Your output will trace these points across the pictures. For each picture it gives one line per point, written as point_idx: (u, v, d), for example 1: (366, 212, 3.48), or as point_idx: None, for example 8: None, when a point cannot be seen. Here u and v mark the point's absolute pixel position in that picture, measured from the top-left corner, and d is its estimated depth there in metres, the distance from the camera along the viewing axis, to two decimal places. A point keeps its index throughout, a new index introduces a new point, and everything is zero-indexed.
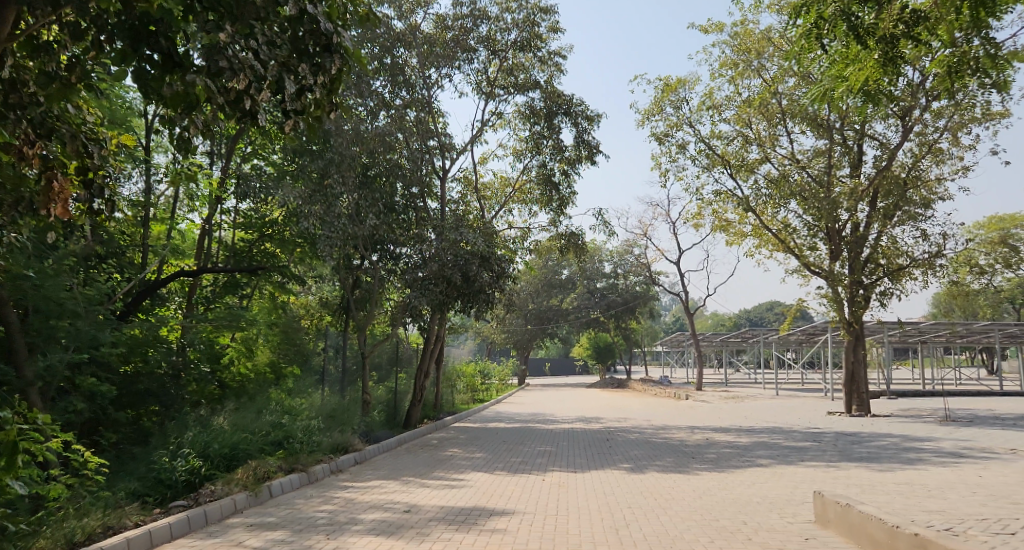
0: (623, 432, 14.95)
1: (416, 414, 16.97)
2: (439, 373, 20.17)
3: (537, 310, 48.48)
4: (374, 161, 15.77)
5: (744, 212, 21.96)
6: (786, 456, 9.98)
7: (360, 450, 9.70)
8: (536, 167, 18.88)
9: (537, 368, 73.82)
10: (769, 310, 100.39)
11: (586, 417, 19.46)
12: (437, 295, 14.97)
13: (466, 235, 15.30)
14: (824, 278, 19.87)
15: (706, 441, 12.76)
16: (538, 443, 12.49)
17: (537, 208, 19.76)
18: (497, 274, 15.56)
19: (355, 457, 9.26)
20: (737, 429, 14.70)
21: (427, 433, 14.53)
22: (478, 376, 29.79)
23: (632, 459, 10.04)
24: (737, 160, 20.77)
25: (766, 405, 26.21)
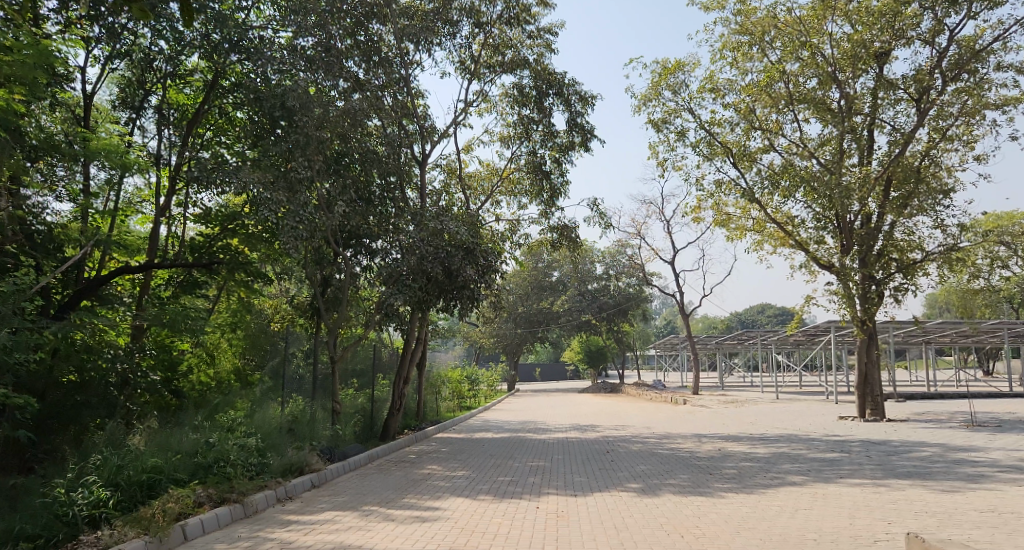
0: (624, 443, 13.48)
1: (395, 424, 15.33)
2: (422, 379, 18.65)
3: (526, 314, 47.07)
4: (347, 148, 14.22)
5: (747, 205, 20.66)
6: (819, 471, 8.56)
7: (318, 470, 8.19)
8: (526, 154, 17.52)
9: (528, 373, 72.33)
10: (762, 313, 99.45)
11: (581, 425, 18.01)
12: (416, 292, 13.42)
13: (448, 225, 13.77)
14: (834, 274, 18.53)
15: (719, 452, 11.34)
16: (529, 457, 11.02)
17: (527, 200, 18.35)
18: (482, 269, 14.06)
19: (310, 480, 7.75)
20: (749, 438, 13.29)
21: (404, 447, 13.01)
22: (466, 382, 28.32)
23: (640, 477, 8.58)
24: (739, 149, 19.49)
25: (768, 410, 24.83)
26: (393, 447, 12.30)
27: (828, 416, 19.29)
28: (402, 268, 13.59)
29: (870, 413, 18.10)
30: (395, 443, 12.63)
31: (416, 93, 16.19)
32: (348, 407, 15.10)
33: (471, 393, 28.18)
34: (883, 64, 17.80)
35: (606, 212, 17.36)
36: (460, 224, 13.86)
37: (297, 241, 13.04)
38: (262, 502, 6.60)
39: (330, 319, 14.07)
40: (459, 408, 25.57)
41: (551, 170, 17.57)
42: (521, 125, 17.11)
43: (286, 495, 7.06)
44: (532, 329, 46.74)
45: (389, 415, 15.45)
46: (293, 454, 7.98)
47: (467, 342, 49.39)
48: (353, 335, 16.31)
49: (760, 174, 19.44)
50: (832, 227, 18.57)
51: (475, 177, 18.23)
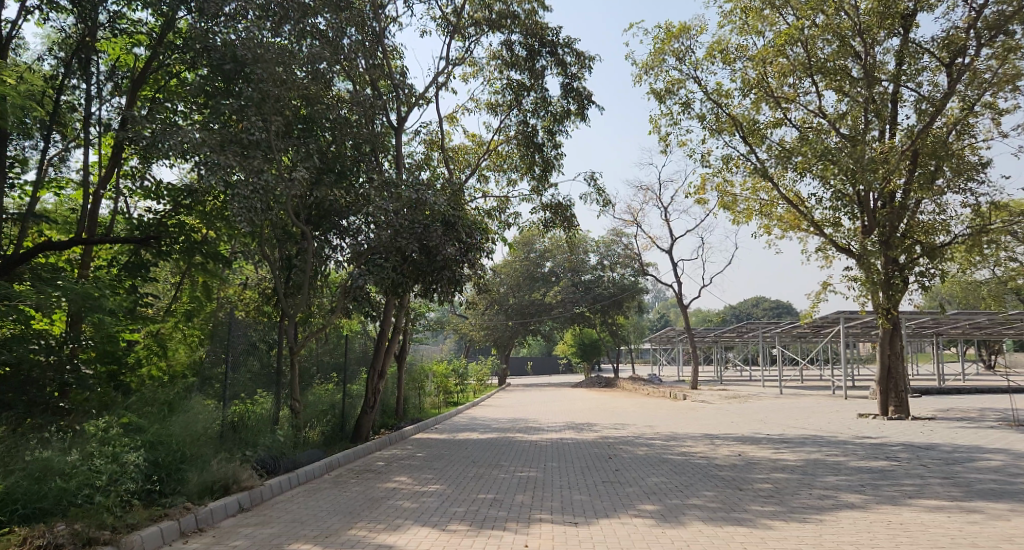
0: (626, 445, 11.85)
1: (369, 425, 13.61)
2: (401, 372, 16.96)
3: (518, 305, 44.92)
4: (312, 111, 12.42)
5: (757, 184, 19.01)
6: (875, 486, 6.93)
7: (250, 488, 6.50)
8: (516, 125, 15.93)
9: (519, 368, 70.84)
10: (756, 306, 98.40)
11: (576, 424, 16.37)
12: (388, 273, 11.74)
13: (426, 194, 12.01)
14: (854, 258, 16.91)
15: (737, 459, 9.70)
16: (517, 465, 9.36)
17: (517, 176, 16.71)
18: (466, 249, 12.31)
19: (236, 503, 6.06)
20: (767, 440, 11.69)
21: (373, 452, 11.28)
22: (453, 376, 26.67)
23: (654, 493, 6.93)
24: (749, 123, 17.84)
25: (774, 406, 23.26)
26: (362, 453, 10.66)
27: (845, 413, 17.73)
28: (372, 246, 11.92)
29: (894, 410, 16.50)
30: (364, 446, 11.00)
31: (393, 53, 14.47)
32: (314, 404, 13.39)
33: (457, 387, 26.52)
34: (908, 28, 16.26)
35: (604, 188, 15.70)
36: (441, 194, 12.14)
37: (253, 220, 11.26)
38: (156, 539, 4.90)
39: (292, 307, 12.29)
40: (445, 404, 23.91)
41: (544, 142, 15.95)
42: (511, 91, 15.40)
43: (196, 525, 5.37)
44: (524, 321, 45.01)
45: (363, 413, 13.74)
46: (216, 467, 6.28)
47: (456, 335, 47.49)
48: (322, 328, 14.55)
49: (771, 149, 17.79)
50: (851, 207, 16.96)
51: (459, 150, 16.48)
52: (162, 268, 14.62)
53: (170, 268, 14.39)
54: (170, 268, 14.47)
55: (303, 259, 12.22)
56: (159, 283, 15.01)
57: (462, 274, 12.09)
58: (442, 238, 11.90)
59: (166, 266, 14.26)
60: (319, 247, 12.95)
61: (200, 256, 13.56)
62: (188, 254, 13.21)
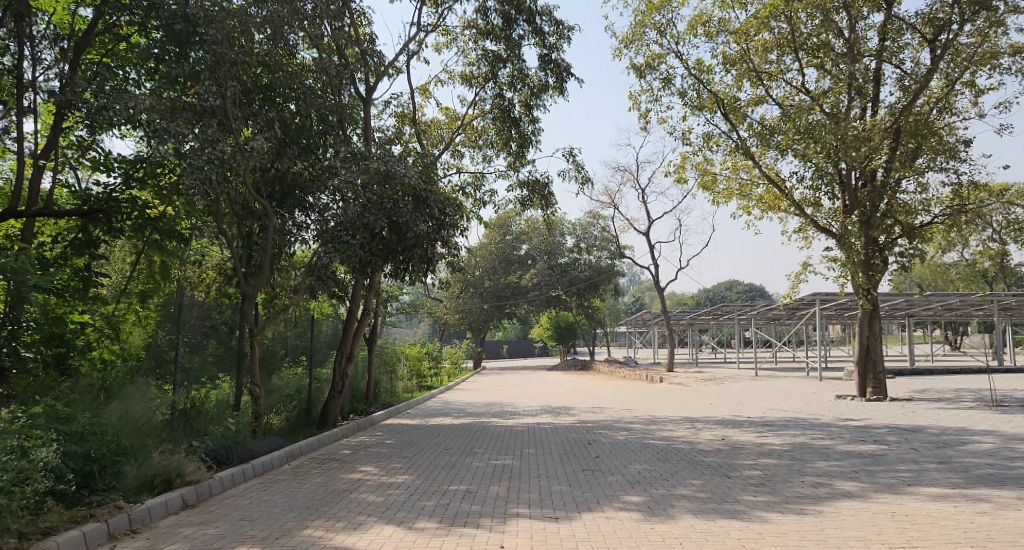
0: (605, 430, 11.41)
1: (336, 410, 13.03)
2: (371, 356, 16.38)
3: (493, 288, 44.57)
4: (273, 78, 11.72)
5: (737, 162, 18.63)
6: (870, 473, 6.52)
7: (196, 484, 5.93)
8: (492, 98, 15.34)
9: (495, 351, 70.50)
10: (731, 289, 98.93)
11: (553, 408, 15.93)
12: (354, 251, 11.11)
13: (397, 167, 11.38)
14: (834, 237, 16.61)
15: (721, 444, 9.30)
16: (492, 453, 8.88)
17: (493, 151, 16.15)
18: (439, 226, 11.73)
19: (177, 501, 5.50)
20: (750, 424, 11.33)
21: (339, 439, 10.74)
22: (427, 360, 26.15)
23: (637, 483, 6.48)
24: (730, 101, 17.43)
25: (752, 388, 23.08)
26: (327, 440, 10.13)
27: (824, 395, 17.51)
28: (338, 222, 11.30)
29: (872, 392, 16.26)
30: (330, 433, 10.45)
31: (361, 20, 13.75)
32: (278, 387, 12.76)
33: (432, 371, 26.01)
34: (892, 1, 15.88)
35: (582, 164, 15.18)
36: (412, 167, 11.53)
37: (208, 194, 10.61)
38: (81, 545, 4.35)
39: (254, 287, 11.60)
40: (419, 388, 23.41)
41: (520, 116, 15.37)
42: (486, 63, 14.78)
43: (130, 526, 4.84)
44: (499, 304, 44.55)
45: (329, 397, 13.14)
46: (158, 460, 5.73)
47: (431, 319, 46.90)
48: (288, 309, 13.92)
49: (751, 127, 17.39)
50: (832, 186, 16.65)
51: (432, 125, 15.86)
52: (115, 244, 13.93)
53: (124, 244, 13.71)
54: (124, 244, 13.80)
55: (262, 240, 11.49)
56: (115, 262, 14.32)
57: (435, 252, 11.50)
58: (413, 214, 11.30)
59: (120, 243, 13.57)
60: (283, 225, 12.26)
61: (155, 232, 12.89)
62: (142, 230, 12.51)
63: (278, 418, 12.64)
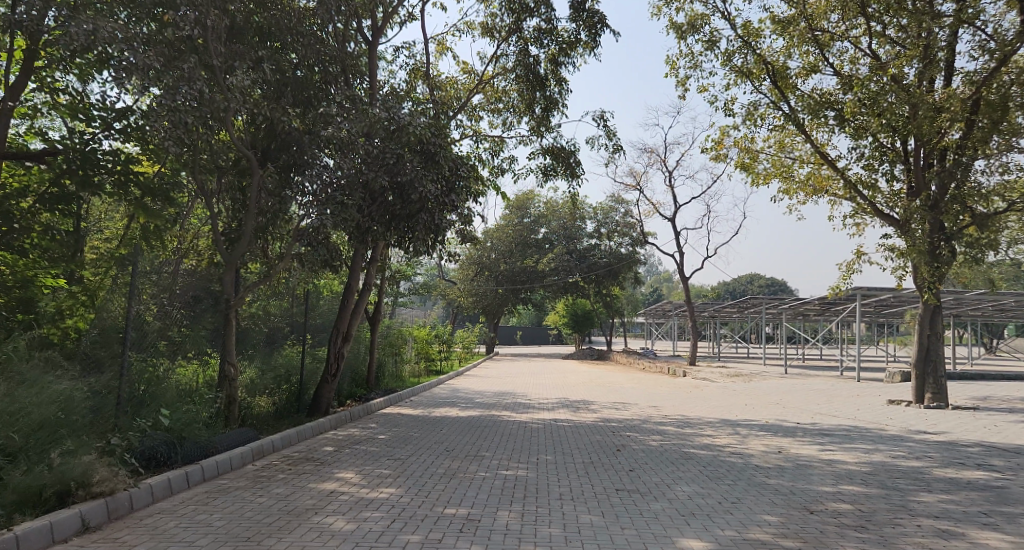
0: (635, 433, 9.84)
1: (328, 396, 11.49)
2: (374, 337, 14.84)
3: (509, 272, 42.84)
4: (267, 14, 10.01)
5: (785, 139, 16.86)
6: (1005, 515, 4.90)
7: (99, 501, 4.53)
8: (517, 53, 13.70)
9: (508, 338, 68.99)
10: (751, 284, 96.75)
11: (570, 402, 14.35)
12: (351, 214, 9.50)
13: (402, 116, 9.73)
14: (895, 224, 14.84)
15: (779, 457, 7.70)
16: (503, 459, 7.34)
17: (516, 115, 14.51)
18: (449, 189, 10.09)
19: (61, 526, 4.12)
20: (803, 434, 9.69)
21: (325, 431, 9.22)
22: (437, 344, 24.64)
23: (692, 517, 4.93)
24: (780, 71, 15.82)
25: (784, 387, 21.41)
26: (308, 435, 8.63)
27: (872, 400, 15.77)
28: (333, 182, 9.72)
29: (930, 398, 14.61)
30: (313, 426, 8.96)
31: None
32: (265, 369, 11.20)
33: (441, 355, 24.50)
34: None
35: (614, 131, 13.49)
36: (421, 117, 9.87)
37: (182, 141, 9.02)
38: None
39: (237, 253, 10.04)
40: (427, 373, 21.92)
41: (547, 75, 13.73)
42: (511, 13, 13.13)
43: None
44: (515, 289, 42.91)
45: (321, 382, 11.60)
46: (52, 465, 4.41)
47: (444, 301, 45.38)
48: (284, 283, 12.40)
49: (803, 99, 15.64)
50: (894, 167, 14.85)
51: (448, 83, 14.22)
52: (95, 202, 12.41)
53: (105, 202, 12.19)
54: (105, 201, 12.27)
55: (245, 201, 9.86)
56: (95, 221, 12.80)
57: (444, 221, 9.87)
58: (420, 173, 9.70)
59: (99, 199, 12.03)
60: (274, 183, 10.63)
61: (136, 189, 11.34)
62: (121, 187, 10.93)
63: (267, 404, 11.11)
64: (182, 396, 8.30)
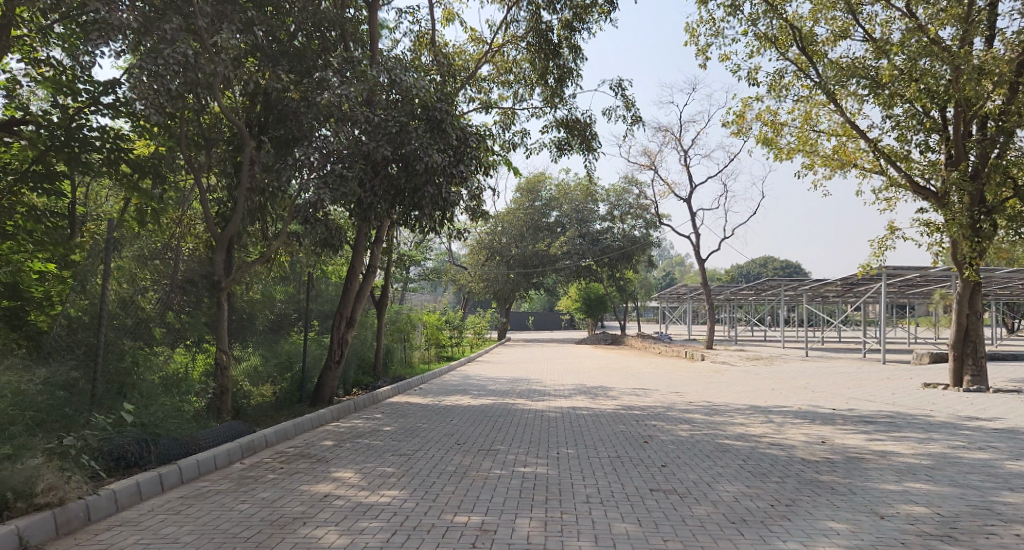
0: (661, 422, 9.12)
1: (332, 385, 10.79)
2: (383, 322, 14.13)
3: (520, 256, 42.02)
4: None
5: (814, 109, 16.08)
6: None
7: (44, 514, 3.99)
8: (528, 18, 12.87)
9: (520, 323, 68.26)
10: (765, 266, 95.55)
11: (588, 388, 13.64)
12: (351, 187, 8.68)
13: (403, 77, 8.94)
14: (934, 196, 14.10)
15: (825, 449, 6.95)
16: (519, 455, 6.64)
17: (528, 86, 13.69)
18: (454, 159, 9.26)
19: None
20: (844, 422, 8.92)
21: (327, 423, 8.53)
22: (448, 329, 23.97)
23: (744, 527, 4.20)
24: (806, 38, 15.04)
25: (809, 371, 20.61)
26: (306, 428, 7.91)
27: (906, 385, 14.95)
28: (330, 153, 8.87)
29: (970, 382, 13.78)
30: (312, 418, 8.24)
31: None
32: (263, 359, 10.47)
33: (452, 341, 23.82)
34: None
35: (633, 100, 12.63)
36: (423, 79, 9.07)
37: (167, 112, 8.23)
38: None
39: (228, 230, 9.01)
40: (438, 360, 21.26)
41: (560, 42, 12.88)
42: None
43: None
44: (527, 273, 42.15)
45: (324, 369, 10.90)
46: None
47: (455, 287, 44.65)
48: (286, 265, 11.68)
49: (831, 67, 14.81)
50: (931, 135, 14.09)
51: (455, 53, 13.40)
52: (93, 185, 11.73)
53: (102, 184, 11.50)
54: (98, 183, 11.56)
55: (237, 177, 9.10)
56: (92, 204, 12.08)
57: (451, 193, 9.06)
58: (424, 142, 8.87)
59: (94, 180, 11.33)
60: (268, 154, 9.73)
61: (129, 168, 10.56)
62: (111, 166, 10.18)
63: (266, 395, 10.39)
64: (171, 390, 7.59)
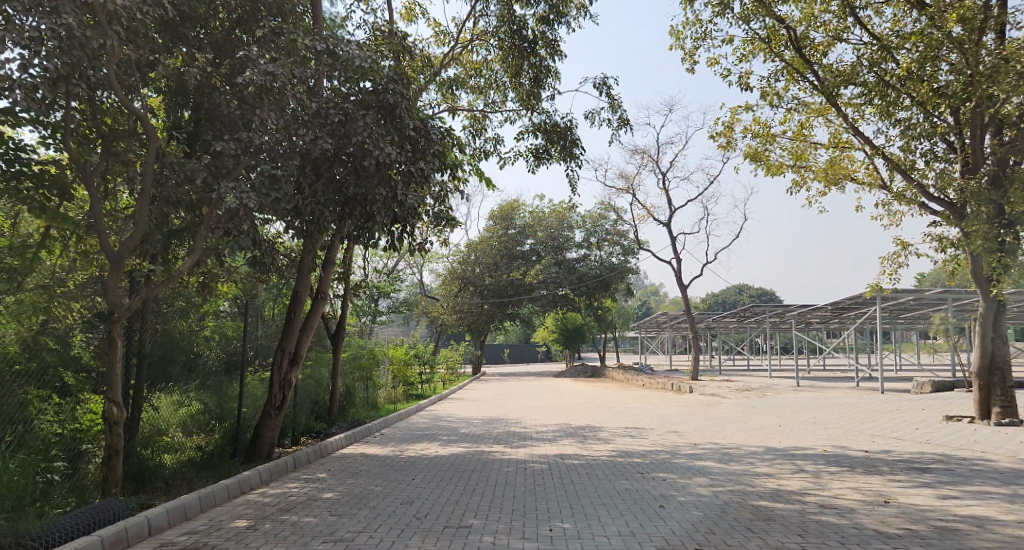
0: (668, 473, 7.47)
1: (270, 438, 8.95)
2: (339, 358, 12.33)
3: (495, 286, 40.25)
4: None
5: (813, 117, 14.81)
6: None
7: None
8: (500, 13, 11.40)
9: (495, 356, 66.24)
10: (739, 293, 95.11)
11: (574, 430, 11.92)
12: (284, 192, 6.80)
13: (345, 48, 7.14)
14: (950, 206, 12.85)
15: (895, 513, 5.36)
16: (500, 535, 4.92)
17: (500, 89, 12.20)
18: (412, 151, 7.41)
19: None
20: (891, 470, 7.34)
21: (249, 490, 6.65)
22: (418, 364, 22.09)
23: None
24: (803, 41, 13.81)
25: (808, 403, 19.09)
26: (218, 501, 6.05)
27: (926, 418, 13.47)
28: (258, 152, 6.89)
29: (999, 414, 12.30)
30: (228, 486, 6.37)
31: None
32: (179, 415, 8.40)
33: (421, 377, 21.93)
34: None
35: (619, 101, 11.18)
36: (371, 52, 7.30)
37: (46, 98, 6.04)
38: None
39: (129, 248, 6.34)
40: (406, 399, 19.34)
41: (534, 39, 11.42)
42: None
43: None
44: (501, 303, 40.35)
45: (262, 418, 9.03)
46: None
47: (426, 319, 42.66)
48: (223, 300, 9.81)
49: (827, 72, 13.60)
50: (941, 140, 12.87)
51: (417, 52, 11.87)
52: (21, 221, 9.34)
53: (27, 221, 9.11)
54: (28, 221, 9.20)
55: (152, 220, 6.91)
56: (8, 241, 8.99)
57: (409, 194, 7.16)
58: (373, 129, 7.08)
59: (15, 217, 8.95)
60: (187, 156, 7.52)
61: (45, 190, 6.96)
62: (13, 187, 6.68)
63: (177, 458, 8.30)
64: (40, 462, 5.69)
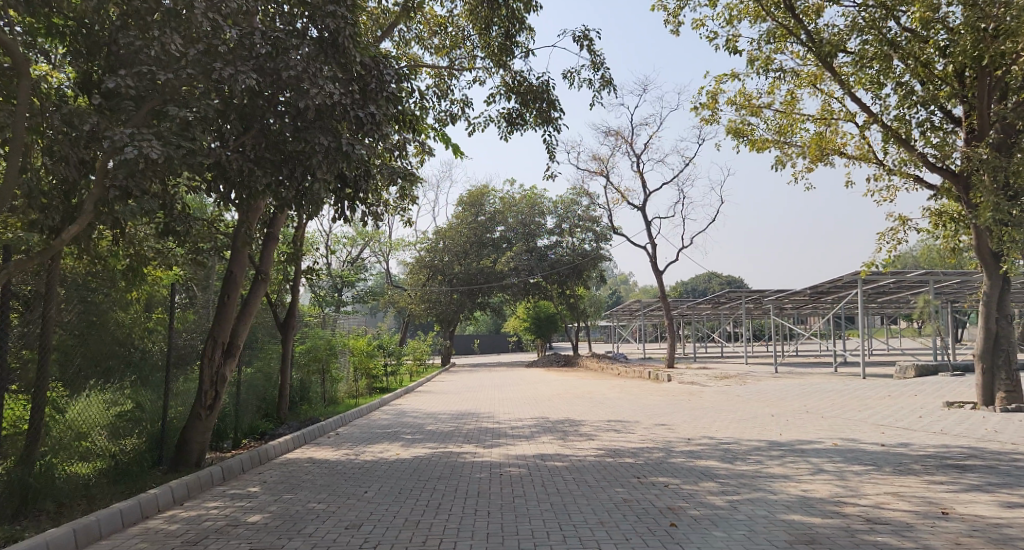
0: (669, 478, 6.33)
1: (199, 443, 7.68)
2: (291, 349, 11.05)
3: (464, 274, 38.98)
4: None
5: (806, 84, 13.79)
6: None
7: None
8: None
9: (466, 347, 65.05)
10: (710, 280, 95.08)
11: (552, 426, 10.78)
12: (199, 144, 5.49)
13: None
14: (954, 177, 11.94)
15: (964, 530, 4.28)
16: None
17: (469, 47, 10.93)
18: (360, 93, 6.15)
19: None
20: (926, 468, 6.30)
21: (157, 514, 5.30)
22: (384, 356, 20.80)
23: None
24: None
25: (793, 390, 18.21)
26: (106, 532, 4.70)
27: (924, 405, 12.59)
28: (163, 92, 5.54)
29: (1006, 400, 11.40)
30: (126, 508, 5.03)
31: None
32: (91, 417, 7.04)
33: (387, 370, 20.64)
34: None
35: (601, 57, 10.00)
36: None
37: None
38: None
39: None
40: (370, 393, 18.07)
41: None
42: None
43: None
44: (471, 291, 39.12)
45: (190, 418, 7.76)
46: None
47: (393, 309, 41.27)
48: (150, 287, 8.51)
49: (821, 33, 12.58)
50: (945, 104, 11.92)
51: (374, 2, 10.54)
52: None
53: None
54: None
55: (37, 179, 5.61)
56: None
57: (356, 144, 5.91)
58: (309, 64, 5.84)
59: None
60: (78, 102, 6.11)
61: None
62: None
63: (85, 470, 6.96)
64: None
